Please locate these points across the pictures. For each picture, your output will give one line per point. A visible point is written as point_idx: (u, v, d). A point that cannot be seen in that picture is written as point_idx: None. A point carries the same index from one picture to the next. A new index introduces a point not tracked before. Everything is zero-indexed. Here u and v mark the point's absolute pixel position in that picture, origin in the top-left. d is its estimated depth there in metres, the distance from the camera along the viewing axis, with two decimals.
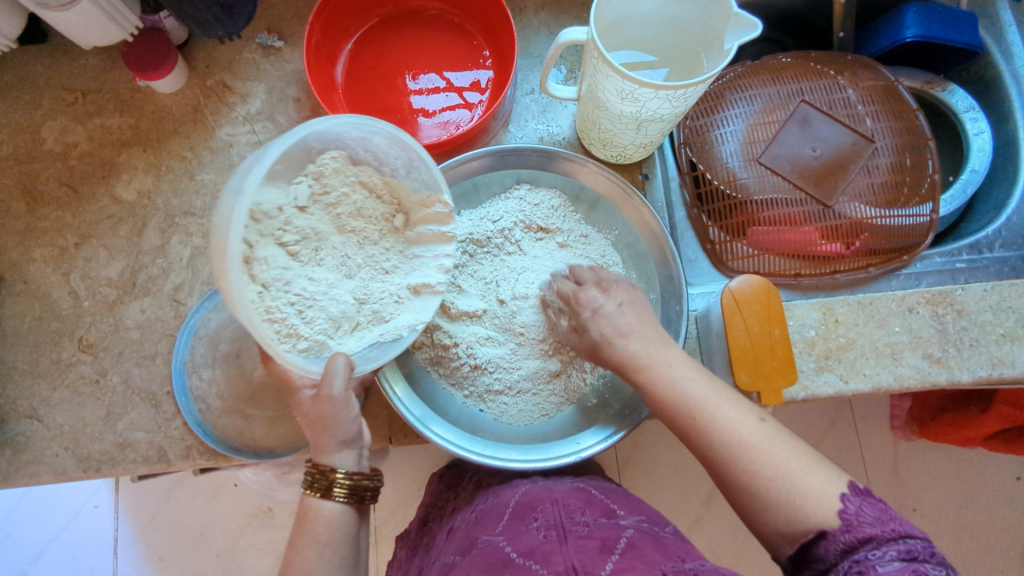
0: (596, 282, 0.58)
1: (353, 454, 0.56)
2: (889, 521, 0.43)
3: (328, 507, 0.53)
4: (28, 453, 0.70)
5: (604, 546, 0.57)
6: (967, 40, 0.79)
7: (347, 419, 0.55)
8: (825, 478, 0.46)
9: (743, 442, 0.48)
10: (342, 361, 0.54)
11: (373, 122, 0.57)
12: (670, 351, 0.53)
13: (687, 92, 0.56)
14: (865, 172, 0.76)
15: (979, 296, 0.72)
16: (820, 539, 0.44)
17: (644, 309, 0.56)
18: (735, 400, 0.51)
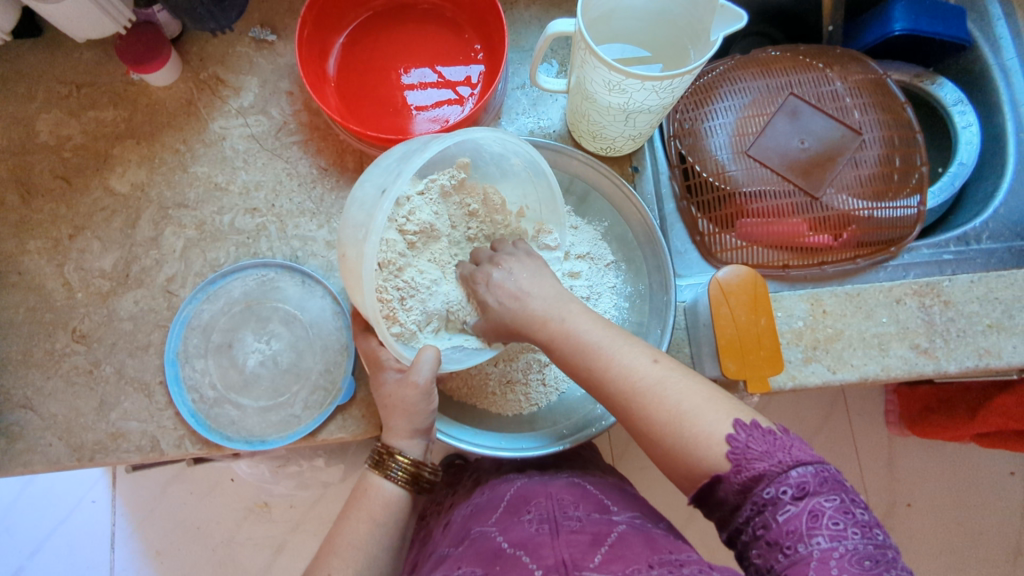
0: (491, 259, 0.60)
1: (418, 445, 0.63)
2: (778, 454, 0.46)
3: (387, 486, 0.62)
4: (22, 442, 0.71)
5: (594, 539, 0.58)
6: (955, 33, 0.80)
7: (423, 415, 0.61)
8: (716, 415, 0.48)
9: (636, 384, 0.50)
10: (430, 354, 0.58)
11: (522, 144, 0.61)
12: (567, 306, 0.55)
13: (673, 83, 0.56)
14: (853, 165, 0.76)
15: (966, 288, 0.73)
16: (718, 483, 0.47)
17: (543, 276, 0.58)
18: (637, 346, 0.52)
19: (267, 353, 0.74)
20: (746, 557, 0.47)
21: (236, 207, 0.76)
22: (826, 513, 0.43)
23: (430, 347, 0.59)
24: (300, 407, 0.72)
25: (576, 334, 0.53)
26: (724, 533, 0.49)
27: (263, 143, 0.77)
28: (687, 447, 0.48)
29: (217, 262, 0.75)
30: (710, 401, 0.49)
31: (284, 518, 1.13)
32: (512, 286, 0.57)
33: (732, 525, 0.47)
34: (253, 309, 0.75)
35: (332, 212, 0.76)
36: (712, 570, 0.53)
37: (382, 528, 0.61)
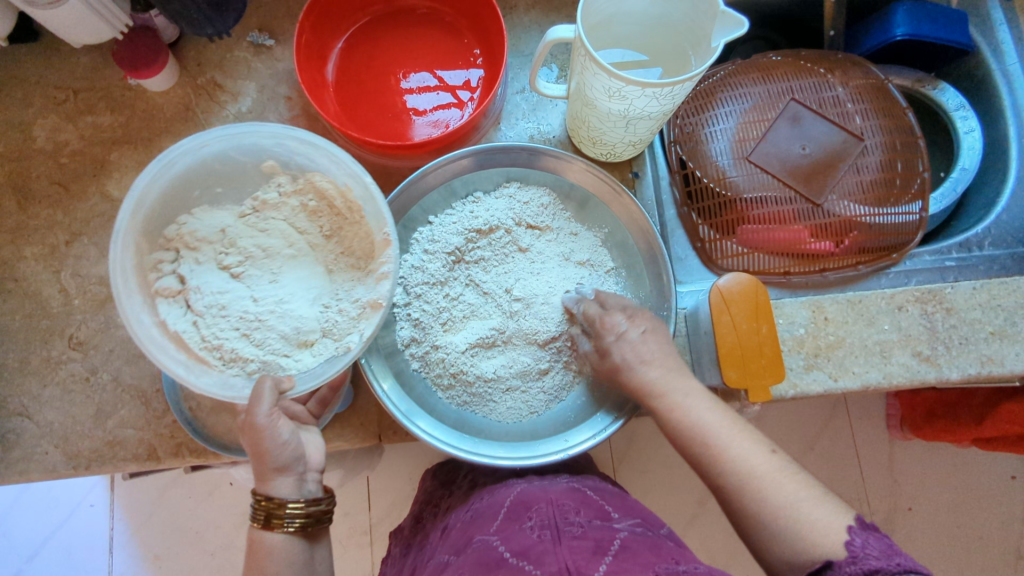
0: (602, 319, 0.61)
1: (292, 482, 0.54)
2: (895, 556, 0.44)
3: (276, 539, 0.52)
4: (18, 451, 0.70)
5: (597, 547, 0.57)
6: (956, 38, 0.80)
7: (275, 447, 0.53)
8: (832, 509, 0.49)
9: (754, 469, 0.51)
10: (268, 385, 0.56)
11: (256, 125, 0.64)
12: (689, 382, 0.56)
13: (674, 90, 0.56)
14: (855, 171, 0.76)
15: (969, 295, 0.72)
16: (827, 569, 0.46)
17: (662, 332, 0.60)
18: (749, 434, 0.54)
19: None
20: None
21: None
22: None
23: (267, 377, 0.56)
24: None
25: (696, 412, 0.54)
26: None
27: None
28: (789, 528, 0.48)
29: None
30: (818, 498, 0.49)
31: None
32: (637, 351, 0.58)
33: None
34: None
35: None
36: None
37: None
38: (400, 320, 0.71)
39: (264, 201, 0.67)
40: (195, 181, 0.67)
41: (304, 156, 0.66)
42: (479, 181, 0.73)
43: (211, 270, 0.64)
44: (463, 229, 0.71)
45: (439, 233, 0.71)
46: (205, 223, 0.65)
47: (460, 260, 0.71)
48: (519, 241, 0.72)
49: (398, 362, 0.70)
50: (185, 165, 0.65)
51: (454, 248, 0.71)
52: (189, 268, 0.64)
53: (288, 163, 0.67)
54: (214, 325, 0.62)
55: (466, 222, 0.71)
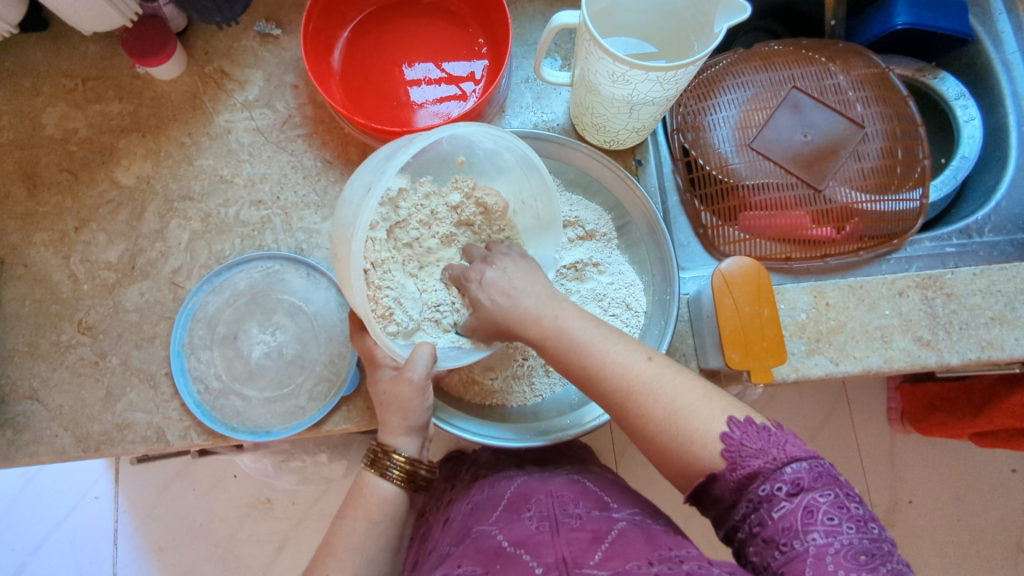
0: (485, 258, 0.61)
1: (415, 441, 0.63)
2: (772, 450, 0.47)
3: (384, 484, 0.62)
4: (28, 434, 0.71)
5: (595, 536, 0.58)
6: (956, 27, 0.80)
7: (416, 408, 0.62)
8: (709, 413, 0.50)
9: (631, 382, 0.52)
10: (425, 351, 0.59)
11: (515, 141, 0.61)
12: (559, 304, 0.56)
13: (677, 74, 0.57)
14: (856, 158, 0.76)
15: (969, 280, 0.73)
16: (713, 481, 0.48)
17: (534, 271, 0.58)
18: (631, 344, 0.54)
19: (271, 345, 0.74)
20: (745, 553, 0.49)
21: (241, 200, 0.76)
22: (821, 508, 0.45)
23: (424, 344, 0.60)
24: (305, 398, 0.72)
25: (570, 332, 0.54)
26: (721, 529, 0.50)
27: (268, 136, 0.78)
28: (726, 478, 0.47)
29: (222, 255, 0.76)
30: (704, 398, 0.51)
31: (286, 515, 1.13)
32: (505, 285, 0.57)
33: (728, 522, 0.49)
34: (258, 301, 0.75)
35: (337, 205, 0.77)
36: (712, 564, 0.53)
37: (380, 526, 0.61)
38: None
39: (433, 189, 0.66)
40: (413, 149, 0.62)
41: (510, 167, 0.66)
42: None
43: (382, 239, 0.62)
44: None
45: None
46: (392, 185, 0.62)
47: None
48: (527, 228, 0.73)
49: None
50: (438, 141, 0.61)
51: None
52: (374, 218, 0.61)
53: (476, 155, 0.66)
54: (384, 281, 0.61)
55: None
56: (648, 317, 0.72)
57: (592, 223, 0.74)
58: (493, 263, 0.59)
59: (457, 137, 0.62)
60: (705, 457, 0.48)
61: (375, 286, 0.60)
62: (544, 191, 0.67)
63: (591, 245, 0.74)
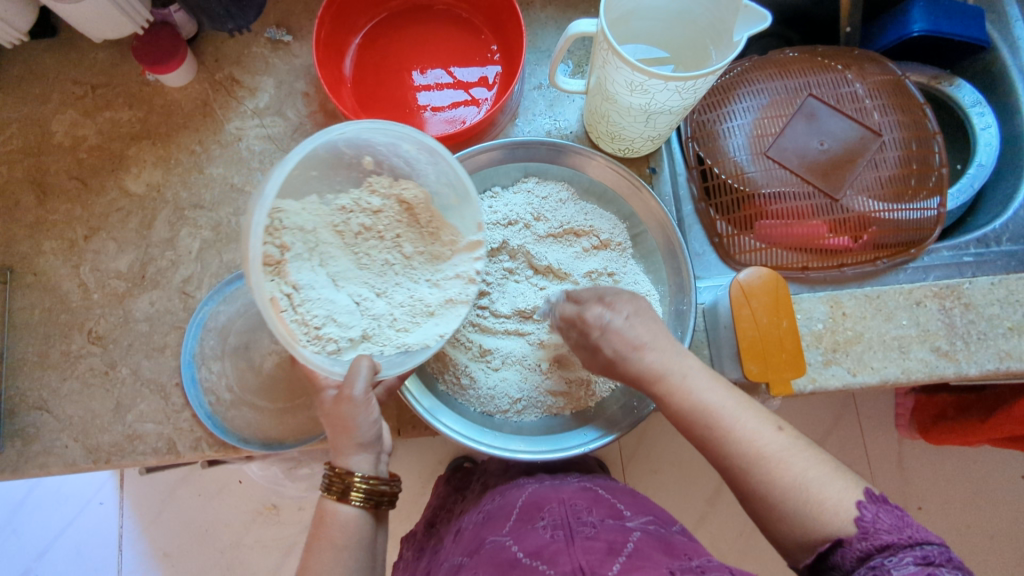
0: (597, 298, 0.55)
1: (370, 458, 0.56)
2: (906, 529, 0.45)
3: (345, 509, 0.54)
4: (38, 444, 0.70)
5: (611, 548, 0.57)
6: (974, 34, 0.80)
7: (366, 423, 0.56)
8: (844, 488, 0.47)
9: (759, 449, 0.49)
10: (366, 364, 0.56)
11: (398, 125, 0.58)
12: (686, 361, 0.53)
13: (697, 83, 0.56)
14: (873, 167, 0.76)
15: (987, 290, 0.72)
16: (837, 547, 0.45)
17: (650, 318, 0.54)
18: (755, 410, 0.51)
19: (283, 355, 0.73)
20: None
21: None
22: None
23: (364, 358, 0.56)
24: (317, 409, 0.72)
25: (696, 393, 0.51)
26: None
27: (279, 144, 0.77)
28: None
29: (232, 264, 0.75)
30: (834, 473, 0.48)
31: (294, 521, 1.13)
32: (628, 334, 0.53)
33: None
34: None
35: None
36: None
37: (348, 552, 0.53)
38: None
39: (364, 207, 0.62)
40: (302, 164, 0.58)
41: (408, 159, 0.62)
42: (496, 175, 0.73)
43: (305, 264, 0.60)
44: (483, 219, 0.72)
45: None
46: (299, 214, 0.59)
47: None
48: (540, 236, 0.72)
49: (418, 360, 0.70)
50: (321, 149, 0.59)
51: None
52: (292, 235, 0.59)
53: (380, 154, 0.62)
54: (307, 303, 0.58)
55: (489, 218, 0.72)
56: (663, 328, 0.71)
57: (607, 232, 0.73)
58: (613, 307, 0.54)
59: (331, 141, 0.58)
60: None
61: (298, 311, 0.58)
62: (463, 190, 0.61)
63: (606, 254, 0.73)
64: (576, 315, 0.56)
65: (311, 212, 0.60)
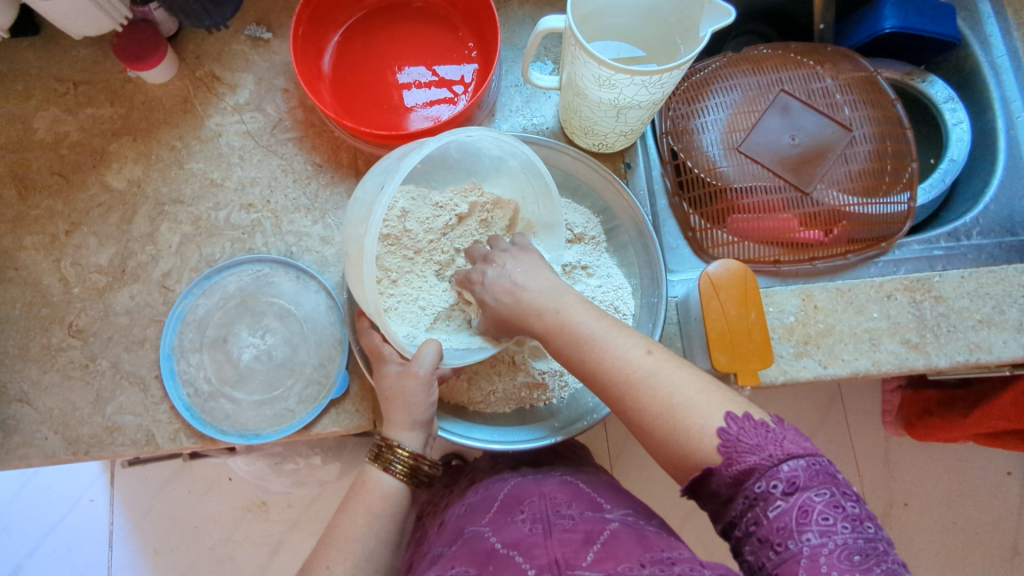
0: (486, 258, 0.61)
1: (418, 437, 0.62)
2: (769, 446, 0.45)
3: (387, 479, 0.61)
4: (19, 437, 0.71)
5: (587, 537, 0.58)
6: (944, 31, 0.81)
7: (425, 405, 0.62)
8: (708, 407, 0.48)
9: (632, 375, 0.50)
10: (431, 348, 0.60)
11: (517, 144, 0.64)
12: (562, 298, 0.55)
13: (662, 78, 0.57)
14: (843, 161, 0.77)
15: (957, 283, 0.73)
16: (710, 476, 0.47)
17: (538, 268, 0.58)
18: (628, 335, 0.53)
19: (261, 347, 0.74)
20: (740, 551, 0.47)
21: (231, 203, 0.77)
22: (816, 508, 0.43)
23: (430, 341, 0.61)
24: (295, 401, 0.73)
25: (571, 324, 0.53)
26: (717, 523, 0.48)
27: (258, 140, 0.78)
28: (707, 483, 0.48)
29: (212, 258, 0.76)
30: (705, 390, 0.49)
31: (282, 517, 1.14)
32: (508, 282, 0.57)
33: (725, 518, 0.47)
34: (248, 304, 0.75)
35: (327, 208, 0.77)
36: (705, 568, 0.54)
37: (381, 520, 0.60)
38: None
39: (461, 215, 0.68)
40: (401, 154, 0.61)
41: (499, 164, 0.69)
42: None
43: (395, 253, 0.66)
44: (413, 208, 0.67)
45: None
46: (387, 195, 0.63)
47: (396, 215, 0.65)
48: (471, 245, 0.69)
49: None
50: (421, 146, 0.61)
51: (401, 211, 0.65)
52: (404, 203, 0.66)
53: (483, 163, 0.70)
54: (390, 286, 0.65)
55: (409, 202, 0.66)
56: (636, 320, 0.72)
57: (581, 226, 0.74)
58: (495, 263, 0.59)
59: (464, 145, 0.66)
60: (686, 464, 0.48)
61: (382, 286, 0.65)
62: (546, 195, 0.68)
63: (580, 248, 0.74)
64: (465, 274, 0.62)
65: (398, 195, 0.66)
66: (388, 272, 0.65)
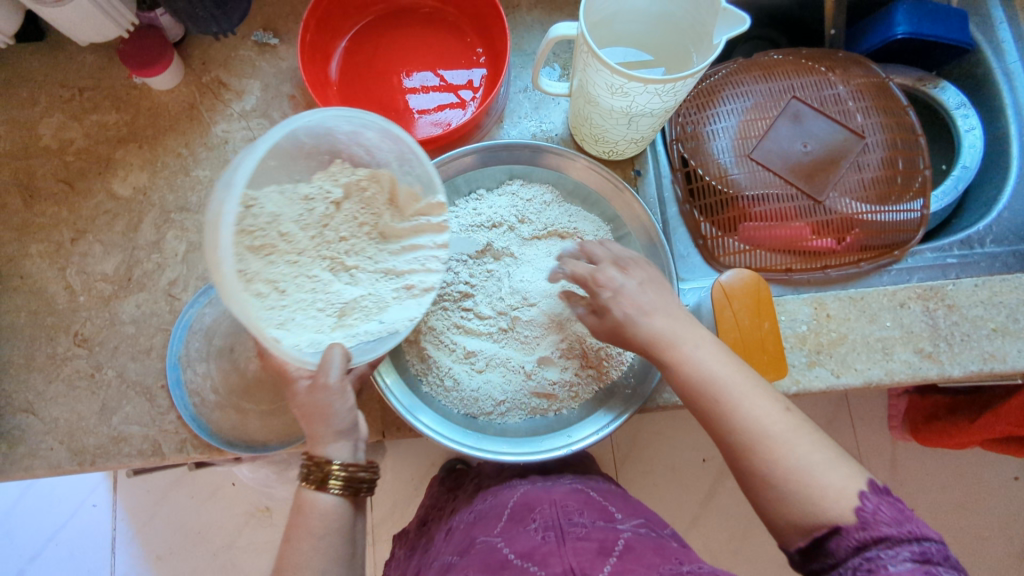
0: (612, 261, 0.58)
1: (347, 445, 0.56)
2: (906, 522, 0.44)
3: (324, 497, 0.54)
4: (24, 447, 0.71)
5: (602, 548, 0.58)
6: (957, 37, 0.80)
7: (342, 409, 0.55)
8: (846, 476, 0.47)
9: (762, 430, 0.49)
10: (338, 352, 0.56)
11: (365, 114, 0.59)
12: (698, 332, 0.54)
13: (676, 86, 0.56)
14: (856, 169, 0.76)
15: (971, 292, 0.73)
16: (833, 534, 0.45)
17: (663, 289, 0.56)
18: (764, 390, 0.51)
19: None
20: None
21: None
22: None
23: (335, 347, 0.57)
24: None
25: (699, 364, 0.52)
26: None
27: None
28: None
29: None
30: (832, 460, 0.47)
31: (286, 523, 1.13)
32: (630, 301, 0.55)
33: None
34: None
35: None
36: None
37: (327, 541, 0.53)
38: None
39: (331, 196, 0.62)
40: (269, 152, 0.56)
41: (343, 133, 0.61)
42: (481, 178, 0.74)
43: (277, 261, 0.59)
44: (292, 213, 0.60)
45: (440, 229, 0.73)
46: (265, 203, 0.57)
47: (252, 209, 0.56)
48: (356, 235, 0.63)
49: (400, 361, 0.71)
50: (283, 141, 0.57)
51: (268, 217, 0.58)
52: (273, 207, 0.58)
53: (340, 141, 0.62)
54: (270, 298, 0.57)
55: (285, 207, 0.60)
56: None
57: (592, 234, 0.73)
58: (626, 272, 0.56)
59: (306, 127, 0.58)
60: None
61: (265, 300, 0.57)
62: (425, 174, 0.61)
63: None
64: (587, 275, 0.57)
65: (277, 202, 0.59)
66: (274, 284, 0.58)
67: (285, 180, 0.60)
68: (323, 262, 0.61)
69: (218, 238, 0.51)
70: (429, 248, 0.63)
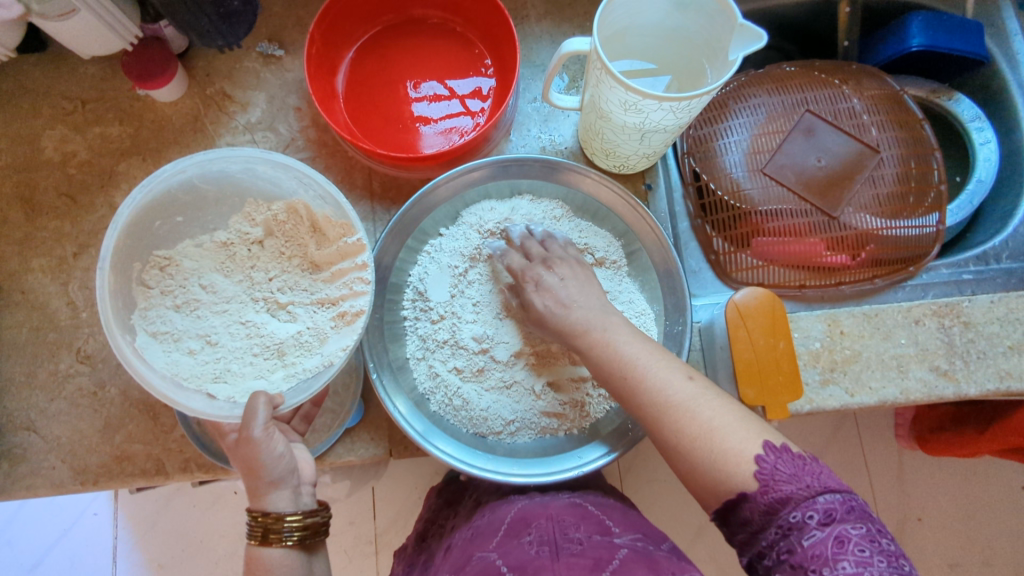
0: (542, 260, 0.64)
1: (287, 493, 0.53)
2: (805, 477, 0.44)
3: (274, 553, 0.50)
4: (25, 466, 0.69)
5: (596, 565, 0.57)
6: (973, 49, 0.79)
7: (271, 459, 0.52)
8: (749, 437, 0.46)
9: (670, 398, 0.49)
10: (260, 403, 0.55)
11: (233, 150, 0.64)
12: (608, 318, 0.57)
13: (691, 103, 0.55)
14: (871, 183, 0.75)
15: (986, 308, 0.72)
16: (743, 501, 0.45)
17: (587, 283, 0.61)
18: (674, 363, 0.52)
19: None
20: None
21: None
22: (853, 539, 0.41)
23: (260, 395, 0.56)
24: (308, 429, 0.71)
25: (615, 345, 0.54)
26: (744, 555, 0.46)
27: None
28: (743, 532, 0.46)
29: None
30: (743, 420, 0.48)
31: None
32: (559, 295, 0.60)
33: (754, 548, 0.45)
34: None
35: None
36: None
37: None
38: (409, 335, 0.71)
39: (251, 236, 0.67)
40: (159, 211, 0.65)
41: (272, 178, 0.67)
42: (489, 190, 0.73)
43: (171, 314, 0.64)
44: (213, 261, 0.67)
45: (449, 245, 0.72)
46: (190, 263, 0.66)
47: (167, 267, 0.65)
48: (300, 281, 0.67)
49: (407, 378, 0.70)
50: (164, 193, 0.65)
51: (186, 271, 0.65)
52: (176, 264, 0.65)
53: (256, 186, 0.68)
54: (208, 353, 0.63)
55: (206, 257, 0.67)
56: None
57: (603, 250, 0.72)
58: (551, 269, 0.62)
59: (200, 174, 0.66)
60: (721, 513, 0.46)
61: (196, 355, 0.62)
62: (334, 204, 0.65)
63: (601, 273, 0.72)
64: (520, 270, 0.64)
65: (196, 256, 0.66)
66: (206, 338, 0.63)
67: (196, 234, 0.69)
68: (258, 303, 0.66)
69: (101, 288, 0.59)
70: (354, 270, 0.65)
